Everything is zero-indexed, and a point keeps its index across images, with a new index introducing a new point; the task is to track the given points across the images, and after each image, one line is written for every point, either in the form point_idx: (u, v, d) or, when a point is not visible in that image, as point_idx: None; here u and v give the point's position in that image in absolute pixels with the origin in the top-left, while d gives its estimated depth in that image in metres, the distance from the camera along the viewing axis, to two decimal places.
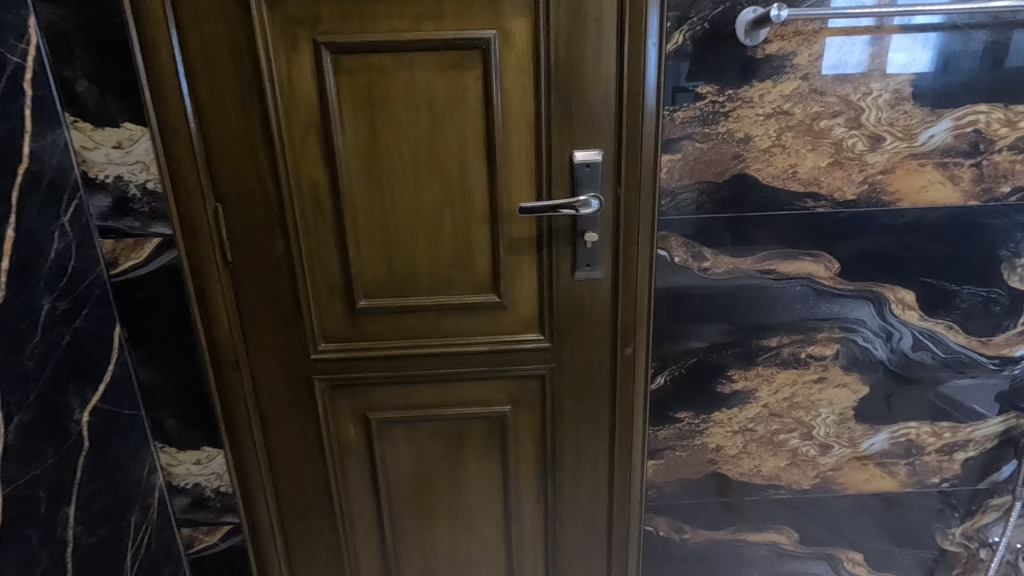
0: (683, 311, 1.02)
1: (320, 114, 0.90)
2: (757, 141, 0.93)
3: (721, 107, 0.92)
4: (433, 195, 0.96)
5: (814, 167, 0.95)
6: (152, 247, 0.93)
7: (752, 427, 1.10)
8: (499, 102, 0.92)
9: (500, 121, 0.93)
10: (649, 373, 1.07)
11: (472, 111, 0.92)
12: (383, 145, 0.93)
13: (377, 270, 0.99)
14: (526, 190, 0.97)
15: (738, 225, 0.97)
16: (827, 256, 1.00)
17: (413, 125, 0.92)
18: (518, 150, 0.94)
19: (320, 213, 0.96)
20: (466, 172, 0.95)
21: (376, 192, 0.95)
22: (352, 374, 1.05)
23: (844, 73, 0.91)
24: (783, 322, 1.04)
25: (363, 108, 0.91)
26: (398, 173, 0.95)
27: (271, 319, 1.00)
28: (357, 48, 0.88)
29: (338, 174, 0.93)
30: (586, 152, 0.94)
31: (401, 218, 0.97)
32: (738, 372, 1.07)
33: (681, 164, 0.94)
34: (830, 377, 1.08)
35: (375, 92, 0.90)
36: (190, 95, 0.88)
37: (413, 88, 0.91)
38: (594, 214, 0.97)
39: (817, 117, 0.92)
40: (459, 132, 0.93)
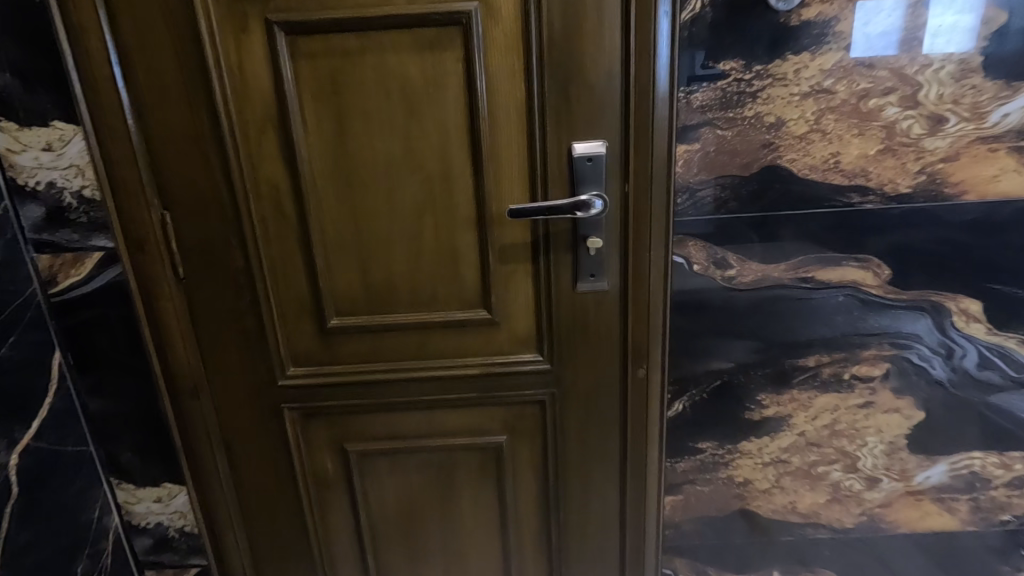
0: (704, 327, 0.88)
1: (278, 107, 0.78)
2: (791, 126, 0.78)
3: (748, 86, 0.77)
4: (410, 198, 0.83)
5: (861, 155, 0.80)
6: (93, 262, 0.82)
7: (786, 458, 0.96)
8: (485, 87, 0.78)
9: (487, 110, 0.79)
10: (665, 399, 0.92)
11: (453, 99, 0.79)
12: (351, 140, 0.80)
13: (350, 285, 0.87)
14: (519, 190, 0.83)
15: (768, 227, 0.83)
16: (874, 261, 0.85)
17: (384, 117, 0.79)
18: (508, 142, 0.81)
19: (282, 221, 0.83)
20: (449, 171, 0.82)
21: (345, 195, 0.83)
22: (325, 401, 0.92)
23: (880, 45, 0.76)
24: (823, 338, 0.89)
25: (326, 98, 0.78)
26: (370, 174, 0.82)
27: (233, 341, 0.89)
28: (317, 28, 0.75)
29: (300, 175, 0.81)
30: (588, 143, 0.80)
31: (375, 225, 0.84)
32: (770, 397, 0.92)
33: (700, 155, 0.80)
34: (878, 402, 0.92)
35: (339, 80, 0.78)
36: (127, 88, 0.77)
37: (384, 74, 0.78)
38: (598, 217, 0.83)
39: (864, 95, 0.77)
40: (438, 123, 0.80)
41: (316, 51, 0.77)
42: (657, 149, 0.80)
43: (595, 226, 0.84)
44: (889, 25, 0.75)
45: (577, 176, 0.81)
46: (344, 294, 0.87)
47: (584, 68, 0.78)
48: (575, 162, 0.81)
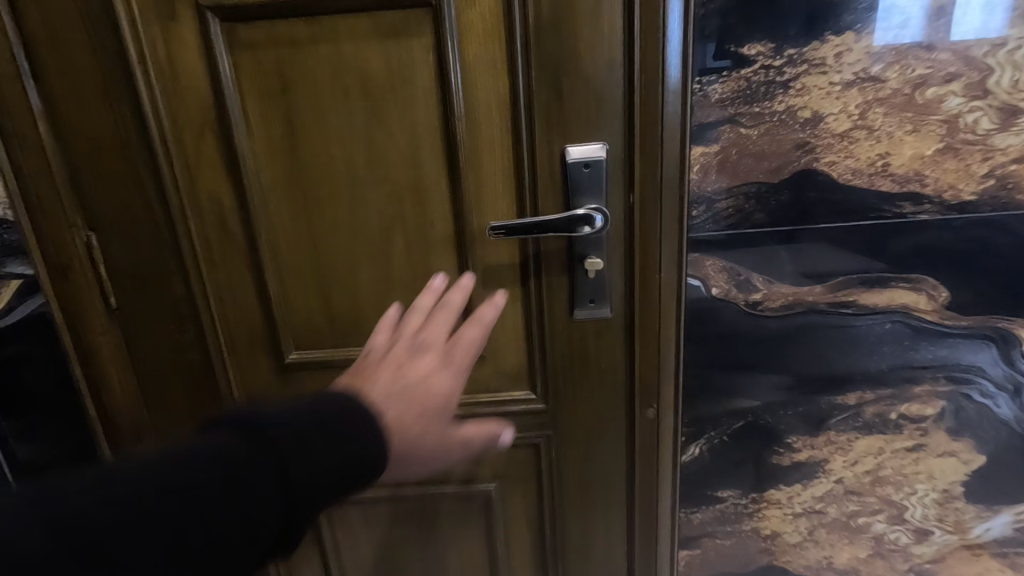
0: (725, 360, 0.75)
1: (217, 109, 0.66)
2: (831, 122, 0.65)
3: (779, 74, 0.64)
4: (377, 213, 0.71)
5: (915, 156, 0.66)
6: (9, 293, 0.70)
7: (820, 508, 0.82)
8: (461, 81, 0.65)
9: (464, 109, 0.66)
10: (679, 443, 0.79)
11: (423, 96, 0.66)
12: (304, 148, 0.68)
13: (311, 316, 0.75)
14: (504, 202, 0.70)
15: (801, 243, 0.69)
16: (928, 281, 0.71)
17: (343, 118, 0.67)
18: (490, 145, 0.68)
19: (229, 242, 0.71)
20: (421, 182, 0.70)
21: (300, 212, 0.70)
22: None
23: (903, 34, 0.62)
24: (866, 372, 0.75)
25: (273, 98, 0.66)
26: (328, 185, 0.69)
27: (179, 379, 0.77)
28: (258, 14, 0.63)
29: (247, 190, 0.69)
30: (584, 147, 0.67)
31: (337, 247, 0.72)
32: (802, 439, 0.79)
33: (719, 159, 0.67)
34: (931, 445, 0.78)
35: (288, 75, 0.65)
36: (40, 89, 0.65)
37: (340, 66, 0.65)
38: (598, 233, 0.70)
39: (921, 83, 0.64)
40: (407, 125, 0.67)
41: (259, 40, 0.64)
42: (668, 152, 0.66)
43: (595, 244, 0.70)
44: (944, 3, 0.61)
45: (573, 185, 0.68)
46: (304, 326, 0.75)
47: (579, 54, 0.64)
48: (570, 169, 0.67)
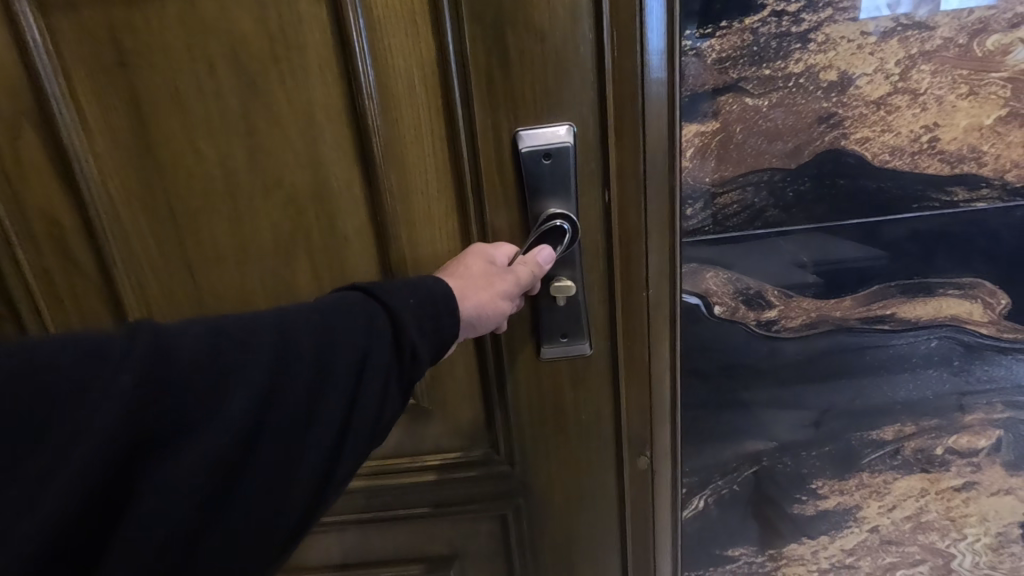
0: (732, 393, 0.60)
1: (36, 93, 0.50)
2: (864, 85, 0.49)
3: (795, 22, 0.48)
4: (272, 229, 0.55)
5: (970, 127, 0.51)
6: None
7: (852, 562, 0.68)
8: (368, 45, 0.49)
9: (376, 83, 0.50)
10: (679, 496, 0.64)
11: (318, 67, 0.50)
12: (161, 142, 0.52)
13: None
14: (438, 207, 0.54)
15: (824, 245, 0.54)
16: (983, 286, 0.56)
17: (210, 103, 0.51)
18: (416, 133, 0.51)
19: (78, 272, 0.56)
20: (325, 184, 0.53)
21: (166, 229, 0.55)
22: None
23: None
24: (907, 401, 0.60)
25: (110, 75, 0.50)
26: (201, 191, 0.53)
27: None
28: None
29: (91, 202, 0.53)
30: (550, 132, 0.50)
31: (220, 271, 0.56)
32: (829, 484, 0.64)
33: (720, 139, 0.51)
34: (984, 483, 0.64)
35: (126, 43, 0.49)
36: None
37: (197, 29, 0.49)
38: (569, 248, 0.53)
39: (979, 30, 0.48)
40: (299, 109, 0.51)
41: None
42: (652, 132, 0.50)
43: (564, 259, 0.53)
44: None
45: (530, 181, 0.51)
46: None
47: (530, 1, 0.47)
48: (525, 161, 0.51)
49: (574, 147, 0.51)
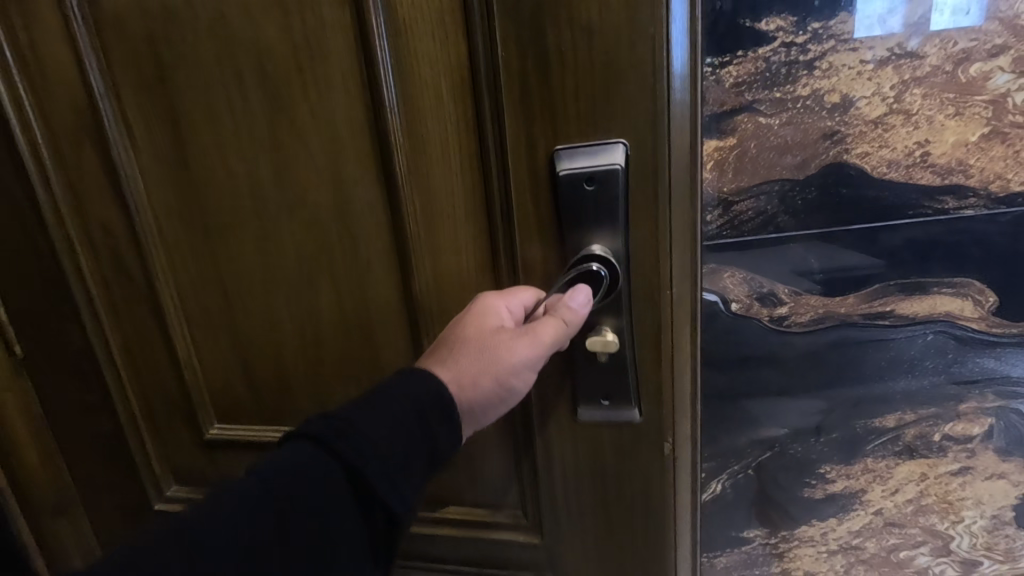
0: (747, 383, 0.66)
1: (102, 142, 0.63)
2: (863, 106, 0.56)
3: (802, 52, 0.55)
4: (292, 231, 0.63)
5: (957, 143, 0.57)
6: None
7: (858, 544, 0.73)
8: (415, 70, 0.55)
9: (421, 102, 0.56)
10: (698, 480, 0.70)
11: (342, 85, 0.57)
12: (193, 175, 0.63)
13: (228, 364, 0.70)
14: (455, 223, 0.59)
15: (830, 247, 0.61)
16: (975, 285, 0.62)
17: (242, 117, 0.59)
18: (445, 143, 0.57)
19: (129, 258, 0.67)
20: (342, 190, 0.60)
21: (197, 252, 0.66)
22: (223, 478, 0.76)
23: (886, 20, 0.54)
24: (906, 390, 0.66)
25: (153, 120, 0.62)
26: (230, 196, 0.62)
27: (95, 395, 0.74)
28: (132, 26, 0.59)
29: (141, 231, 0.65)
30: (612, 158, 0.53)
31: (241, 288, 0.66)
32: (836, 469, 0.70)
33: (737, 154, 0.58)
34: (978, 468, 0.70)
35: (176, 75, 0.59)
36: None
37: (222, 79, 0.59)
38: (611, 283, 0.55)
39: (963, 58, 0.55)
40: (320, 123, 0.58)
41: (148, 28, 0.59)
42: (677, 147, 0.54)
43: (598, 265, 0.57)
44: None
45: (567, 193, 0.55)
46: (227, 375, 0.71)
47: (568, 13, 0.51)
48: (564, 179, 0.54)
49: (618, 170, 0.53)
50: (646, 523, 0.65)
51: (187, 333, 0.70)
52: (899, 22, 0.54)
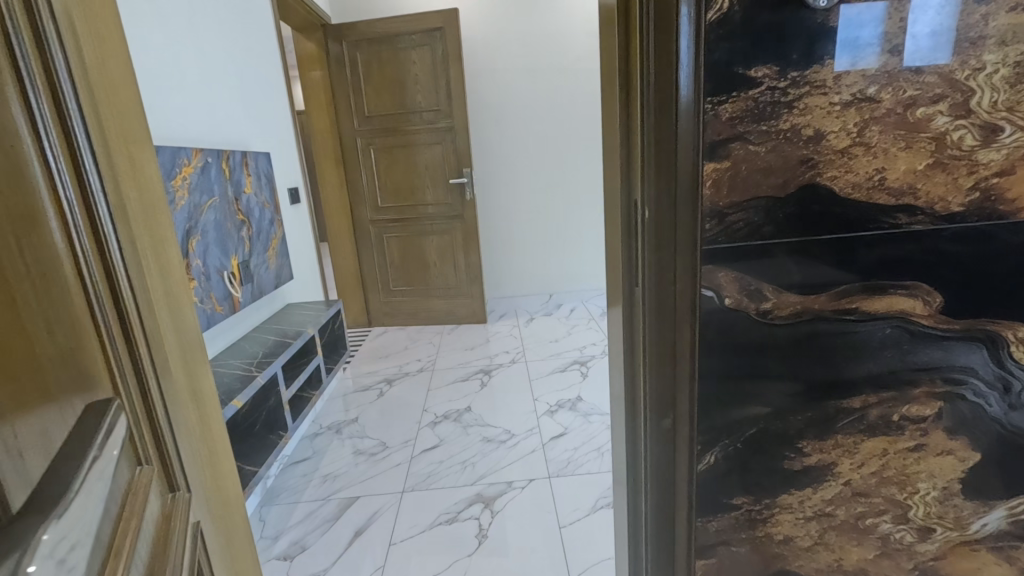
0: (735, 367, 0.78)
1: (155, 191, 0.78)
2: (832, 139, 0.69)
3: (783, 94, 0.68)
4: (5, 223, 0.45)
5: (908, 171, 0.71)
6: None
7: (830, 511, 0.85)
8: None
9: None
10: (694, 451, 0.81)
11: None
12: (17, 267, 0.46)
13: (195, 396, 0.82)
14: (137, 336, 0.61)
15: (807, 252, 0.73)
16: (926, 287, 0.75)
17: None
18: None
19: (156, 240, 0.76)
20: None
21: (55, 373, 0.48)
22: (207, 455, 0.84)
23: (858, 59, 0.67)
24: (869, 376, 0.79)
25: (46, 178, 0.50)
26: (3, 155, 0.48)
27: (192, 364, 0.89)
28: (91, 103, 0.62)
29: (170, 268, 0.79)
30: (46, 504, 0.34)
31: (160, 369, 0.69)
32: (811, 444, 0.82)
33: (730, 175, 0.70)
34: (930, 445, 0.82)
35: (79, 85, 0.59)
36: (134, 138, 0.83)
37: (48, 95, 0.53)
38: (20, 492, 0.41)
39: (911, 103, 0.68)
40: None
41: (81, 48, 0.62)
42: None
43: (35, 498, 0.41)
44: (940, 5, 0.66)
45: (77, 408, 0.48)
46: (201, 402, 0.83)
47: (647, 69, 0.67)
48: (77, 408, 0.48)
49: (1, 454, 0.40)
50: (655, 481, 0.83)
51: (193, 354, 0.83)
52: (873, 61, 0.67)
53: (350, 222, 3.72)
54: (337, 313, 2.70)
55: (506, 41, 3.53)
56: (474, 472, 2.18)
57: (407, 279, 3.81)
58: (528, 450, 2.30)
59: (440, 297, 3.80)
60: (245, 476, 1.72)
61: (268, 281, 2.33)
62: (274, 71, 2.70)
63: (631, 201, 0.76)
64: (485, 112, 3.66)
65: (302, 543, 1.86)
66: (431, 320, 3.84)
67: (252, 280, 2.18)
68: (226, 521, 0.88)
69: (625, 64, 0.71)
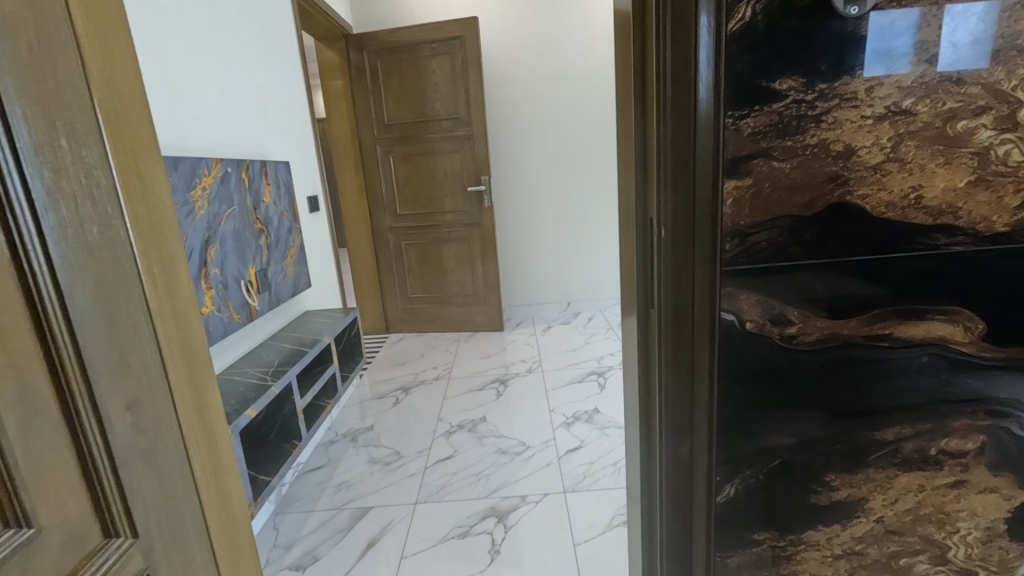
0: (757, 394, 0.74)
1: (164, 207, 0.78)
2: (863, 154, 0.65)
3: (811, 107, 0.64)
4: None
5: (948, 189, 0.66)
6: None
7: (861, 550, 0.80)
8: None
9: None
10: (713, 482, 0.77)
11: None
12: None
13: (200, 411, 0.80)
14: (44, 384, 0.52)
15: (835, 274, 0.69)
16: (966, 312, 0.70)
17: None
18: None
19: (161, 251, 0.75)
20: None
21: None
22: (213, 468, 0.82)
23: (890, 68, 0.62)
24: (903, 407, 0.74)
25: None
26: None
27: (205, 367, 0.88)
28: (90, 121, 0.61)
29: (178, 284, 0.79)
30: None
31: (143, 391, 0.66)
32: (840, 477, 0.77)
33: (752, 193, 0.66)
34: (972, 482, 0.76)
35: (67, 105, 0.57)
36: None
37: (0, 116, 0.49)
38: None
39: (951, 116, 0.64)
40: None
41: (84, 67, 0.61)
42: None
43: None
44: (979, 10, 0.61)
45: None
46: (205, 415, 0.82)
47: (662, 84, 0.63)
48: None
49: None
50: (671, 514, 0.79)
51: (199, 367, 0.82)
52: (908, 71, 0.62)
53: (368, 230, 3.74)
54: (353, 320, 2.71)
55: (523, 49, 3.53)
56: (489, 484, 2.15)
57: (424, 286, 3.81)
58: (543, 463, 2.26)
59: (457, 304, 3.79)
60: (258, 486, 1.72)
61: (286, 289, 2.35)
62: (294, 81, 2.74)
63: (647, 219, 0.73)
64: (502, 120, 3.65)
65: (313, 554, 1.84)
66: (448, 328, 3.83)
67: (270, 288, 2.20)
68: (231, 541, 0.86)
69: (641, 74, 0.68)
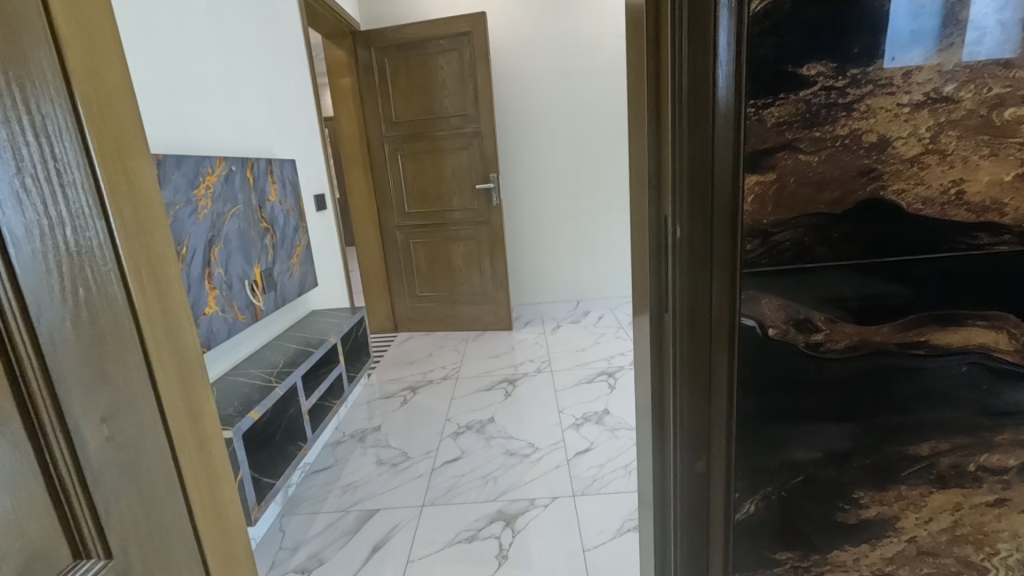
0: (780, 406, 0.69)
1: (153, 206, 0.75)
2: (899, 146, 0.59)
3: (841, 94, 0.58)
4: None
5: (993, 183, 0.60)
6: None
7: (892, 571, 0.74)
8: None
9: None
10: (732, 499, 0.72)
11: None
12: None
13: (191, 420, 0.77)
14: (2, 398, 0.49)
15: (867, 276, 0.63)
16: (1011, 318, 0.64)
17: None
18: None
19: (149, 253, 0.72)
20: None
21: None
22: (205, 478, 0.79)
23: (921, 44, 0.56)
24: (940, 420, 0.68)
25: None
26: None
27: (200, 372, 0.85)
28: (65, 116, 0.58)
29: (168, 287, 0.75)
30: None
31: (121, 399, 0.62)
32: (870, 495, 0.71)
33: (776, 188, 0.61)
34: (1014, 500, 0.70)
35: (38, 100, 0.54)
36: None
37: None
38: None
39: (998, 103, 0.58)
40: None
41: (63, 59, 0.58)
42: None
43: None
44: None
45: None
46: (197, 423, 0.78)
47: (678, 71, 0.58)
48: None
49: None
50: (687, 531, 0.74)
51: (191, 374, 0.79)
52: (945, 47, 0.56)
53: (376, 228, 3.72)
54: (360, 319, 2.69)
55: (532, 44, 3.47)
56: (498, 486, 2.11)
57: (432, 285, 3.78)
58: (553, 466, 2.21)
59: (465, 303, 3.75)
60: (263, 489, 1.69)
61: (292, 288, 2.33)
62: (301, 78, 2.71)
63: (661, 217, 0.68)
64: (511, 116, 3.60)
65: (319, 557, 1.82)
66: (456, 327, 3.80)
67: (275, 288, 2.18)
68: (226, 553, 0.83)
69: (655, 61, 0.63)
